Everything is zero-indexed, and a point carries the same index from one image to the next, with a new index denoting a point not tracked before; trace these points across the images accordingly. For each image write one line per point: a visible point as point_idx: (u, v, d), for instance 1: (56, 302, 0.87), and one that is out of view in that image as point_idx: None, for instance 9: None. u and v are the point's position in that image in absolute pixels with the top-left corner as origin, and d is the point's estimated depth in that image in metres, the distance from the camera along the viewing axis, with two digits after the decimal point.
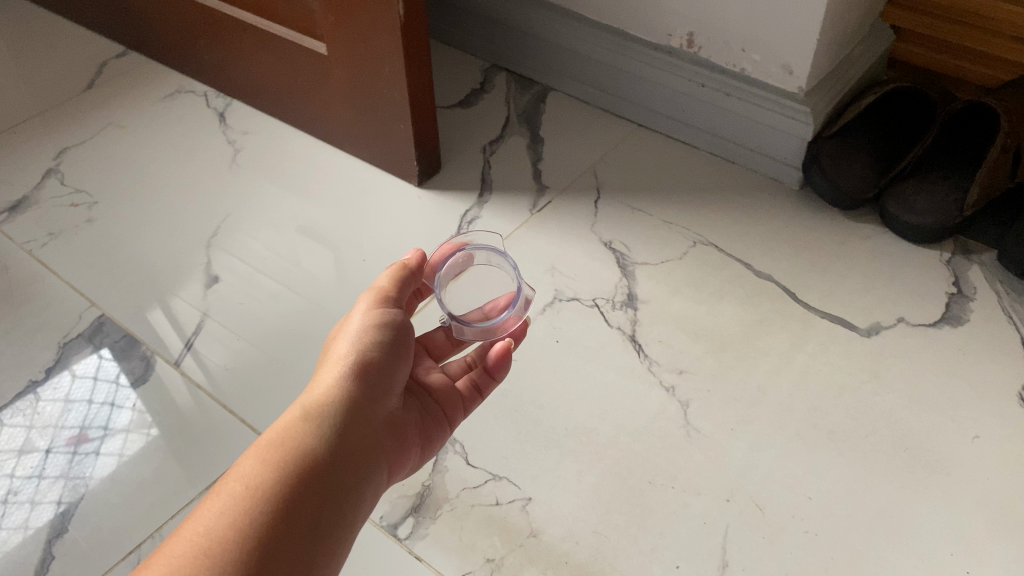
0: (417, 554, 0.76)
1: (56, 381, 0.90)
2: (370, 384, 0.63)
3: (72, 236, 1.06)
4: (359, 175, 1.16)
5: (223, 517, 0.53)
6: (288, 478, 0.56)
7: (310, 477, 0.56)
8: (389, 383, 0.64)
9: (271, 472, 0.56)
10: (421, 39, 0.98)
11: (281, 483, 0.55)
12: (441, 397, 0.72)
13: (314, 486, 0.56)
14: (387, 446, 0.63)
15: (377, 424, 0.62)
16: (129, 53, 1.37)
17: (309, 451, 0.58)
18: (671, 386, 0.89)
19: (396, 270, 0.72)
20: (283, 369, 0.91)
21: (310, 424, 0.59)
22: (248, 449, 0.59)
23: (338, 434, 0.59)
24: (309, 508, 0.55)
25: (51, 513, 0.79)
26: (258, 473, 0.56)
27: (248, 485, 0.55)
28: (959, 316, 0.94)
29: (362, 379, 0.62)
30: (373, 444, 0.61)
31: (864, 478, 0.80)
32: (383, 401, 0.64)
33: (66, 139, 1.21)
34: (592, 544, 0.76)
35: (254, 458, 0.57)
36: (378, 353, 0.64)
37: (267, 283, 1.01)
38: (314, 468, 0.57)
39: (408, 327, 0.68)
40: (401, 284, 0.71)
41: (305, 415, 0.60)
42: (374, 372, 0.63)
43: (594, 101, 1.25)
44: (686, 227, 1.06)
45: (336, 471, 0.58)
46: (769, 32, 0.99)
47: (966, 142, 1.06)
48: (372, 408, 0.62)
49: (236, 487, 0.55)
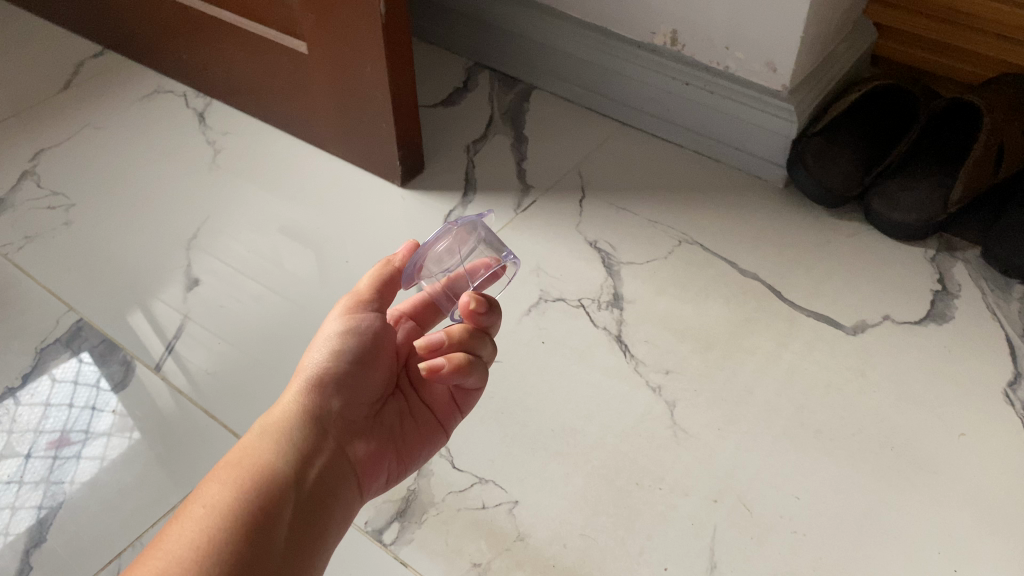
0: (403, 559, 0.75)
1: (35, 385, 0.88)
2: (330, 394, 0.62)
3: (49, 239, 1.04)
4: (342, 175, 1.14)
5: (180, 535, 0.53)
6: (245, 492, 0.56)
7: (271, 488, 0.56)
8: (355, 390, 0.64)
9: (229, 488, 0.56)
10: (403, 38, 0.97)
11: (240, 496, 0.55)
12: (430, 401, 0.70)
13: (273, 496, 0.56)
14: (354, 455, 0.62)
15: (340, 432, 0.62)
16: (106, 53, 1.35)
17: (268, 463, 0.57)
18: (658, 386, 0.88)
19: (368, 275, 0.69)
20: (265, 373, 0.90)
21: (268, 438, 0.59)
22: (211, 471, 0.59)
23: (296, 445, 0.59)
24: (267, 519, 0.55)
25: (31, 519, 0.78)
26: (216, 490, 0.56)
27: (207, 504, 0.54)
28: (944, 313, 0.94)
29: (321, 390, 0.62)
30: (337, 453, 0.61)
31: (851, 477, 0.80)
32: (347, 410, 0.63)
33: (42, 140, 1.19)
34: (580, 547, 0.76)
35: (215, 477, 0.57)
36: (338, 361, 0.63)
37: (249, 285, 0.99)
38: (274, 479, 0.57)
39: (374, 329, 0.66)
40: (380, 284, 0.68)
41: (262, 430, 0.60)
42: (333, 380, 0.63)
43: (578, 100, 1.25)
44: (671, 226, 1.05)
45: (297, 482, 0.57)
46: (752, 30, 0.99)
47: (948, 140, 1.07)
48: (333, 418, 0.62)
49: (196, 505, 0.55)
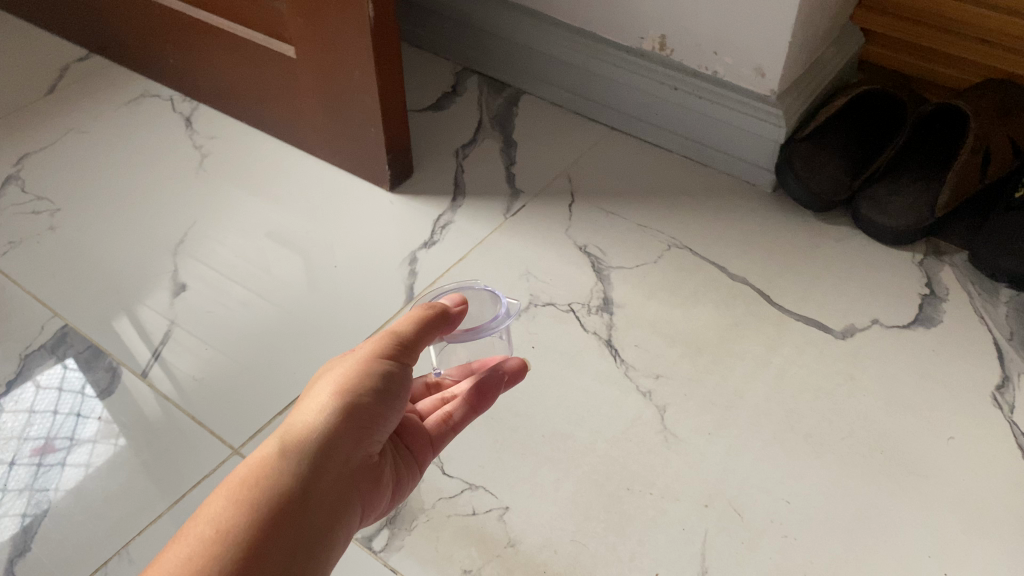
0: (393, 567, 0.74)
1: (18, 393, 0.87)
2: (354, 429, 0.59)
3: (33, 244, 1.03)
4: (329, 179, 1.14)
5: (190, 563, 0.51)
6: (260, 523, 0.53)
7: (280, 521, 0.54)
8: (376, 427, 0.61)
9: (241, 514, 0.54)
10: (392, 43, 0.96)
11: (250, 526, 0.53)
12: (411, 442, 0.69)
13: (280, 534, 0.54)
14: (364, 490, 0.60)
15: (354, 468, 0.59)
16: (91, 56, 1.34)
17: (282, 493, 0.55)
18: (647, 390, 0.88)
19: (407, 318, 0.64)
20: (253, 380, 0.89)
21: (287, 460, 0.56)
22: (219, 484, 0.57)
23: (311, 477, 0.56)
24: (280, 560, 0.53)
25: (14, 528, 0.77)
26: (228, 515, 0.54)
27: (217, 528, 0.53)
28: (932, 317, 0.95)
29: (346, 424, 0.59)
30: (349, 488, 0.59)
31: (841, 481, 0.80)
32: (363, 446, 0.60)
33: (27, 145, 1.18)
34: (571, 553, 0.75)
35: (227, 498, 0.55)
36: (367, 400, 0.59)
37: (235, 291, 0.98)
38: (285, 512, 0.54)
39: (406, 371, 0.62)
40: (421, 329, 0.63)
41: (281, 452, 0.57)
42: (361, 409, 0.59)
43: (567, 105, 1.25)
44: (661, 230, 1.06)
45: (308, 516, 0.55)
46: (740, 36, 1.00)
47: (936, 144, 1.07)
48: (352, 447, 0.59)
49: (204, 529, 0.53)
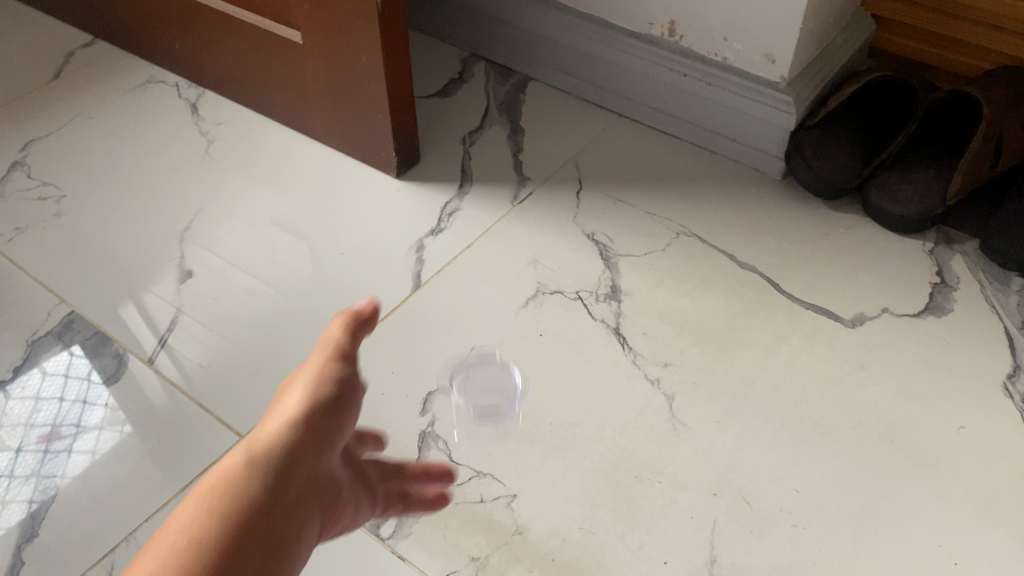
0: (400, 554, 0.74)
1: (24, 379, 0.87)
2: (315, 437, 0.58)
3: (39, 230, 1.03)
4: (336, 166, 1.13)
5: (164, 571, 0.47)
6: (235, 525, 0.51)
7: (255, 522, 0.51)
8: (336, 437, 0.60)
9: (214, 521, 0.51)
10: (399, 28, 0.96)
11: (226, 528, 0.50)
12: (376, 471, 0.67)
13: (258, 534, 0.51)
14: (330, 505, 0.58)
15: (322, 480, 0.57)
16: (97, 42, 1.34)
17: (254, 496, 0.52)
18: (656, 379, 0.88)
19: (335, 325, 0.66)
20: (260, 367, 0.89)
21: (254, 468, 0.54)
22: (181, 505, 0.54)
23: (281, 481, 0.54)
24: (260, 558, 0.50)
25: (22, 514, 0.77)
26: (201, 523, 0.51)
27: (190, 536, 0.50)
28: (942, 306, 0.94)
29: (305, 432, 0.58)
30: (320, 498, 0.57)
31: (850, 470, 0.80)
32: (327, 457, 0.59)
33: (32, 131, 1.17)
34: (579, 541, 0.75)
35: (193, 510, 0.52)
36: (322, 408, 0.59)
37: (241, 278, 0.98)
38: (260, 513, 0.52)
39: (355, 385, 0.63)
40: (355, 335, 0.65)
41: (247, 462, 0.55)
42: (316, 419, 0.59)
43: (575, 91, 1.24)
44: (669, 218, 1.05)
45: (283, 519, 0.53)
46: (751, 22, 0.99)
47: (947, 132, 1.06)
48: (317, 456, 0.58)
49: (176, 539, 0.50)
